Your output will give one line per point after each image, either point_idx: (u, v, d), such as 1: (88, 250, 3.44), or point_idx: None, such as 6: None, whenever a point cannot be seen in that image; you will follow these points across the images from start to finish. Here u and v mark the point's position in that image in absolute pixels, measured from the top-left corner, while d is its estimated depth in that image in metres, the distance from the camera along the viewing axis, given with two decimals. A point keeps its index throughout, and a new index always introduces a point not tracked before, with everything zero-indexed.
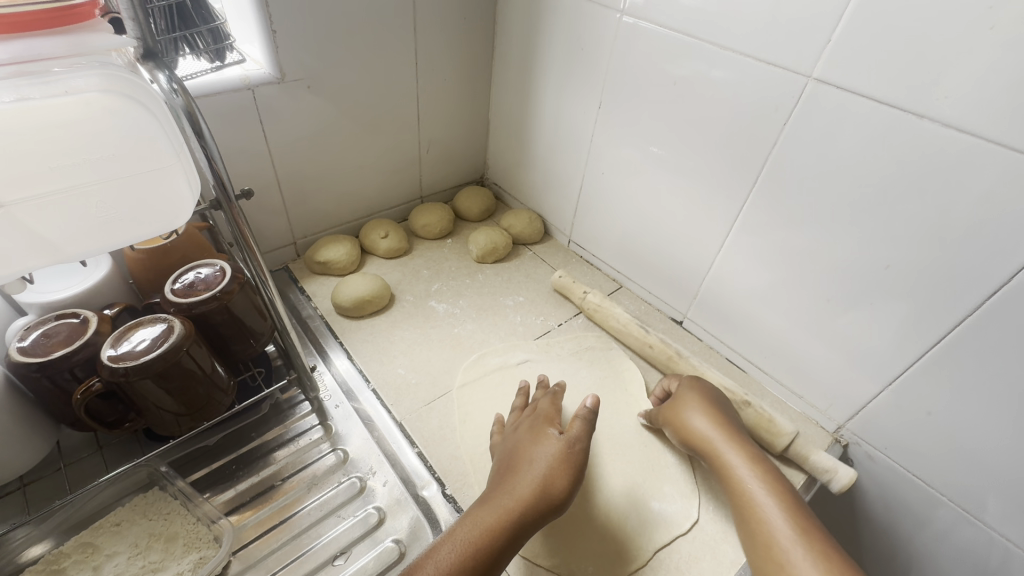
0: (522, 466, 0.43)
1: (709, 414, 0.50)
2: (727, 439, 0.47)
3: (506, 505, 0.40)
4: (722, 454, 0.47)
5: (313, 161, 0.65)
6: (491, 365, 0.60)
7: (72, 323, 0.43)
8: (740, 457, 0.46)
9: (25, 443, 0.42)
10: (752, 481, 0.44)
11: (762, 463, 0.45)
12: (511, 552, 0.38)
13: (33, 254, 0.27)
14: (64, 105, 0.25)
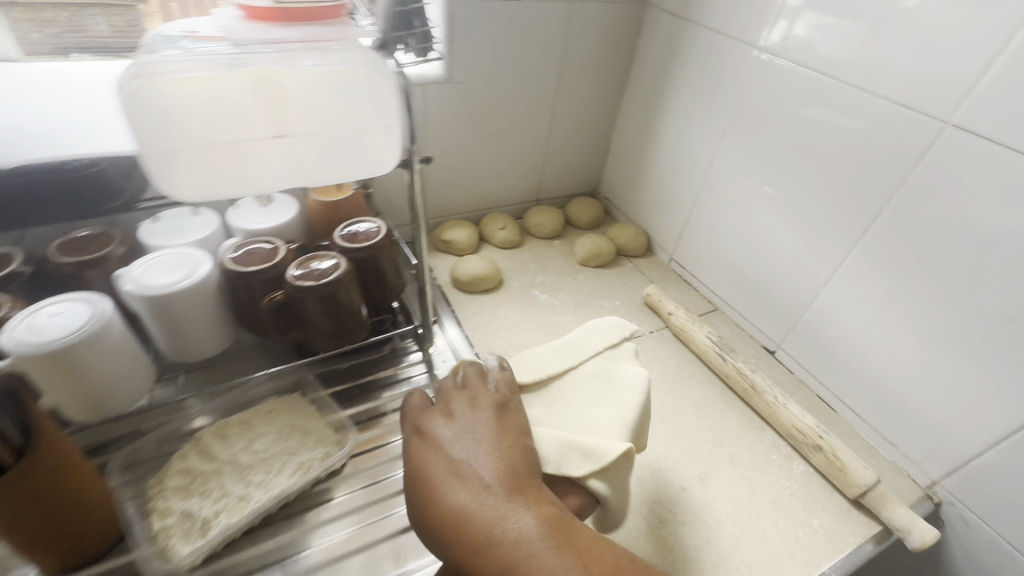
0: (452, 497, 0.37)
1: (448, 467, 0.38)
2: (454, 481, 0.38)
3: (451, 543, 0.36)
4: (448, 513, 0.36)
5: (455, 154, 0.75)
6: (589, 350, 0.51)
7: (267, 247, 0.54)
8: (471, 491, 0.37)
9: (219, 333, 0.54)
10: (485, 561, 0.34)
11: (482, 521, 0.35)
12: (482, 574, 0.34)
13: (290, 176, 0.36)
14: (335, 70, 0.34)
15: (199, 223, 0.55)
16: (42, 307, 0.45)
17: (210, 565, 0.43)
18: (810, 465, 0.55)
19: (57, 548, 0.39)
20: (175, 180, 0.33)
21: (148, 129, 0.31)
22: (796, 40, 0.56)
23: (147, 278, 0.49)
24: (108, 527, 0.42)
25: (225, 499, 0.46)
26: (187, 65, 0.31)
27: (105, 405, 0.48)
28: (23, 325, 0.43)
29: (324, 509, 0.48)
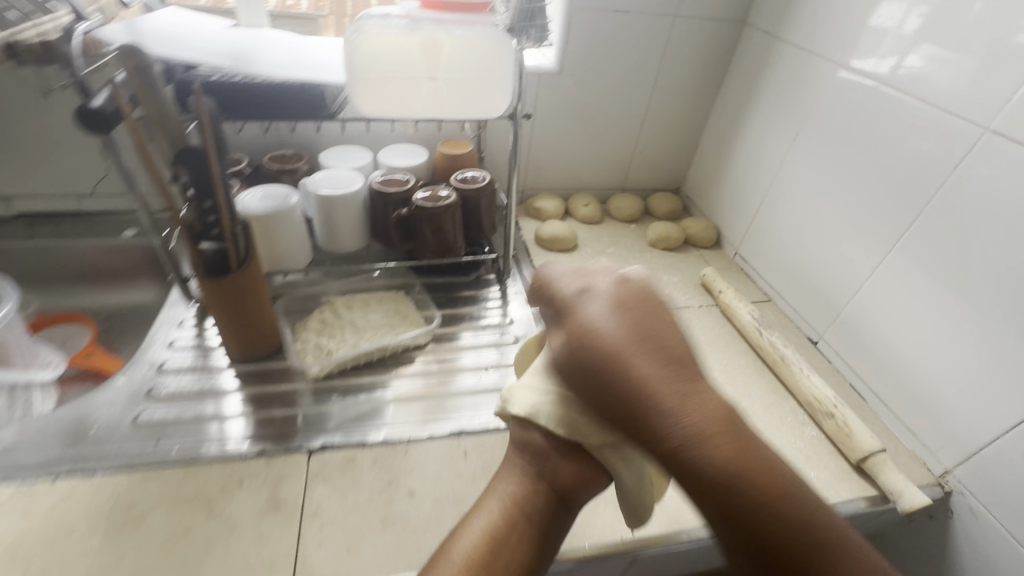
0: (623, 360, 0.35)
1: (627, 324, 0.37)
2: (625, 348, 0.36)
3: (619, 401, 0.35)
4: (617, 372, 0.35)
5: (556, 136, 0.90)
6: None
7: (402, 178, 0.72)
8: (645, 361, 0.35)
9: (357, 236, 0.73)
10: (660, 403, 0.33)
11: (655, 389, 0.34)
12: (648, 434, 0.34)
13: (432, 110, 0.54)
14: (474, 40, 0.51)
15: (358, 155, 0.75)
16: (255, 190, 0.66)
17: (328, 381, 0.60)
18: (823, 432, 0.60)
19: (244, 338, 0.59)
20: (363, 99, 0.51)
21: (355, 64, 0.49)
22: (907, 70, 0.59)
23: (321, 184, 0.69)
24: (271, 339, 0.62)
25: (343, 342, 0.63)
26: (384, 27, 0.48)
27: (279, 265, 0.68)
28: (245, 198, 0.65)
29: (407, 368, 0.63)
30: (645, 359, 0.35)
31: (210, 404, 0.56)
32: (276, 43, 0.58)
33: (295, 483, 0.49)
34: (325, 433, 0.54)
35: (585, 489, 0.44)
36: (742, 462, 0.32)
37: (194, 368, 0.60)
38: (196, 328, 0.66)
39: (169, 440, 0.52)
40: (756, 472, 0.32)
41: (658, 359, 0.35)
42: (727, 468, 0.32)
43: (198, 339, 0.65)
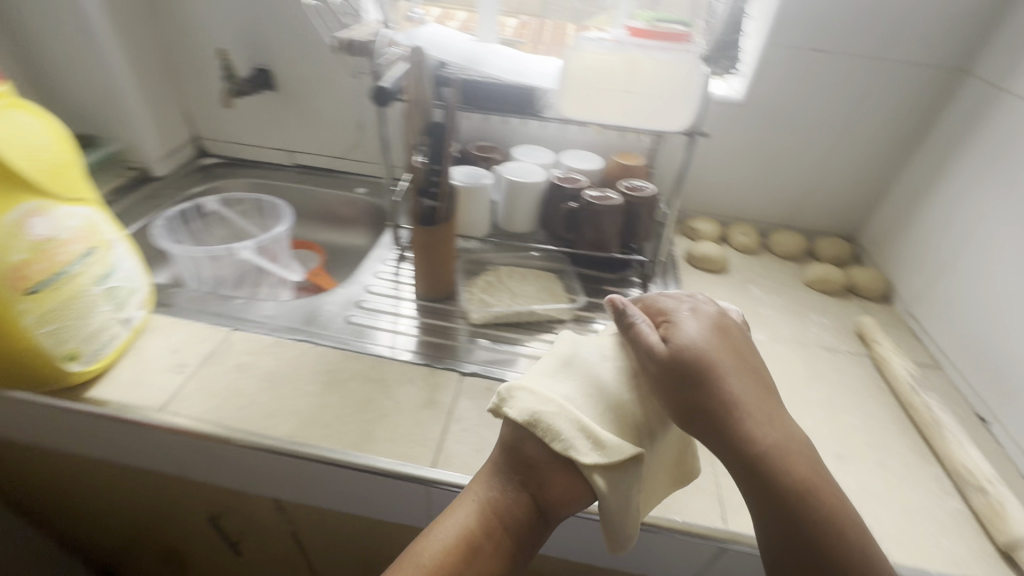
0: (712, 378, 0.43)
1: (725, 355, 0.44)
2: (718, 371, 0.43)
3: (698, 408, 0.42)
4: (706, 387, 0.42)
5: (727, 164, 0.93)
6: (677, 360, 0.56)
7: (576, 178, 0.83)
8: (732, 383, 0.43)
9: (529, 220, 0.85)
10: (750, 428, 0.41)
11: (736, 407, 0.42)
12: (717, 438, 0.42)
13: (619, 119, 0.64)
14: (669, 64, 0.59)
15: (543, 154, 0.87)
16: (461, 169, 0.83)
17: (483, 328, 0.73)
18: (969, 508, 0.55)
19: (429, 279, 0.74)
20: (565, 105, 0.63)
21: (566, 75, 0.61)
22: None
23: (510, 172, 0.83)
24: (447, 285, 0.76)
25: (501, 301, 0.76)
26: (595, 47, 0.59)
27: (464, 230, 0.83)
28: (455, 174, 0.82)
29: (547, 334, 0.73)
30: (739, 389, 0.43)
31: (396, 322, 0.73)
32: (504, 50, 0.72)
33: (446, 393, 0.61)
34: (474, 364, 0.66)
35: (564, 505, 0.45)
36: (808, 483, 0.41)
37: (390, 294, 0.78)
38: (395, 266, 0.84)
39: (366, 338, 0.69)
40: (821, 492, 0.41)
41: (746, 390, 0.43)
42: (783, 473, 0.41)
43: (393, 274, 0.83)
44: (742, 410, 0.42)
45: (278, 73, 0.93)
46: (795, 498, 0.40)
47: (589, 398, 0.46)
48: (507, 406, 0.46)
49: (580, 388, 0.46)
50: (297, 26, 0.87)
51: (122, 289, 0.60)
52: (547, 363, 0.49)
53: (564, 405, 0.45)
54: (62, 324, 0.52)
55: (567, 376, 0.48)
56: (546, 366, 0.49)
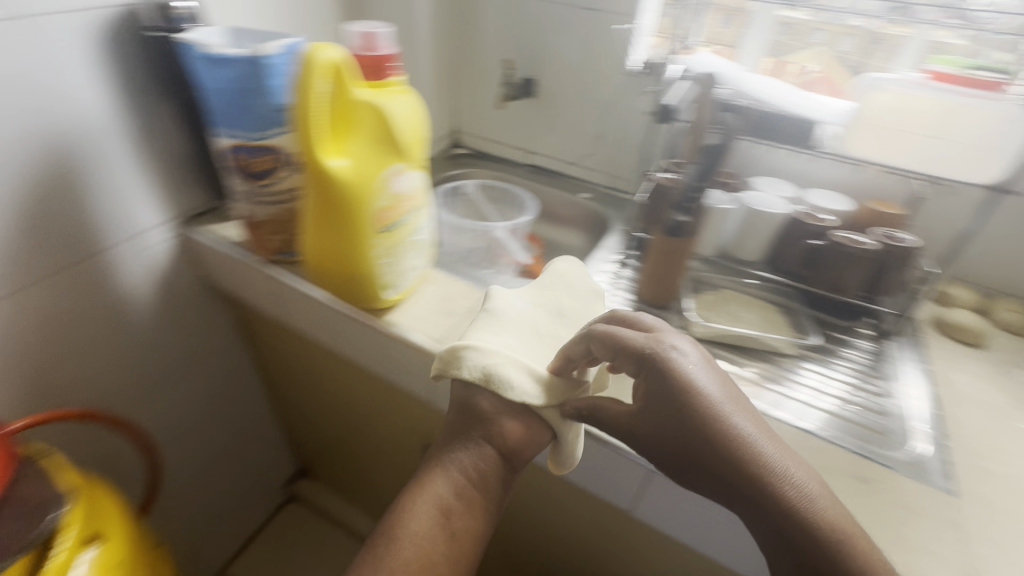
0: (684, 430, 0.48)
1: (658, 414, 0.49)
2: (691, 424, 0.48)
3: (678, 455, 0.49)
4: (685, 437, 0.48)
5: (1008, 228, 0.82)
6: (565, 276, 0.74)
7: (823, 217, 0.79)
8: (712, 431, 0.47)
9: (761, 249, 0.86)
10: (737, 473, 0.47)
11: (719, 458, 0.47)
12: (701, 478, 0.49)
13: (915, 160, 0.67)
14: (989, 112, 0.61)
15: (788, 187, 0.86)
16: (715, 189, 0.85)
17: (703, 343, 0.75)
18: None
19: (655, 286, 0.79)
20: (858, 142, 0.69)
21: (866, 111, 0.67)
22: None
23: (751, 200, 0.83)
24: (670, 296, 0.80)
25: (725, 321, 0.78)
26: (905, 87, 0.64)
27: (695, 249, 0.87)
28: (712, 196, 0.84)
29: (772, 364, 0.73)
30: (702, 436, 0.47)
31: None
32: (780, 87, 0.75)
33: None
34: None
35: (523, 449, 0.55)
36: (803, 507, 0.46)
37: (613, 293, 0.84)
38: (617, 269, 0.90)
39: None
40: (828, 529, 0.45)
41: (700, 438, 0.47)
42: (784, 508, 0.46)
43: (614, 276, 0.89)
44: (731, 459, 0.47)
45: (541, 83, 1.05)
46: (784, 523, 0.45)
47: (522, 339, 0.62)
48: (462, 364, 0.55)
49: (509, 332, 0.61)
50: (569, 46, 0.99)
51: (423, 243, 0.74)
52: (488, 322, 0.62)
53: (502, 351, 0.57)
54: (394, 260, 0.68)
55: (506, 332, 0.61)
56: (482, 324, 0.61)
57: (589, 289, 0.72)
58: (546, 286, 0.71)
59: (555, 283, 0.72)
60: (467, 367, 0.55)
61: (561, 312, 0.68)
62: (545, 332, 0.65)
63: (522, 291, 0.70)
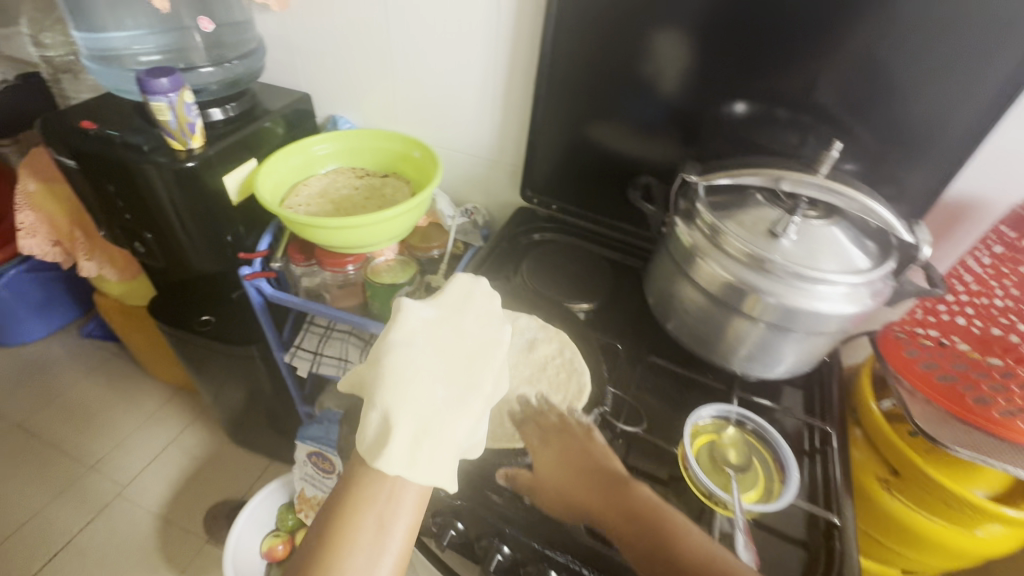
0: (578, 473, 0.53)
1: (559, 455, 0.56)
2: (551, 431, 0.58)
3: (602, 516, 0.51)
4: (591, 496, 0.52)
5: None
6: (483, 303, 0.62)
7: None
8: (554, 435, 0.57)
9: None
10: (605, 482, 0.52)
11: (593, 478, 0.53)
12: (608, 522, 0.50)
13: None
14: None
15: None
16: None
17: None
18: None
19: None
20: None
21: None
22: None
23: None
24: None
25: None
26: None
27: None
28: None
29: None
30: (551, 437, 0.57)
31: None
32: None
33: None
34: None
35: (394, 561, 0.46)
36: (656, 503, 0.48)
37: None
38: None
39: None
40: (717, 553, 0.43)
41: (568, 441, 0.56)
42: (679, 533, 0.45)
43: None
44: (612, 491, 0.51)
45: None
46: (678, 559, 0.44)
47: (430, 345, 0.55)
48: (362, 436, 0.48)
49: (415, 360, 0.53)
50: None
51: None
52: (385, 371, 0.51)
53: (396, 414, 0.49)
54: None
55: (411, 377, 0.51)
56: (374, 371, 0.52)
57: (484, 291, 0.64)
58: (445, 299, 0.62)
59: (463, 302, 0.62)
60: (364, 445, 0.48)
61: (462, 315, 0.60)
62: (447, 349, 0.56)
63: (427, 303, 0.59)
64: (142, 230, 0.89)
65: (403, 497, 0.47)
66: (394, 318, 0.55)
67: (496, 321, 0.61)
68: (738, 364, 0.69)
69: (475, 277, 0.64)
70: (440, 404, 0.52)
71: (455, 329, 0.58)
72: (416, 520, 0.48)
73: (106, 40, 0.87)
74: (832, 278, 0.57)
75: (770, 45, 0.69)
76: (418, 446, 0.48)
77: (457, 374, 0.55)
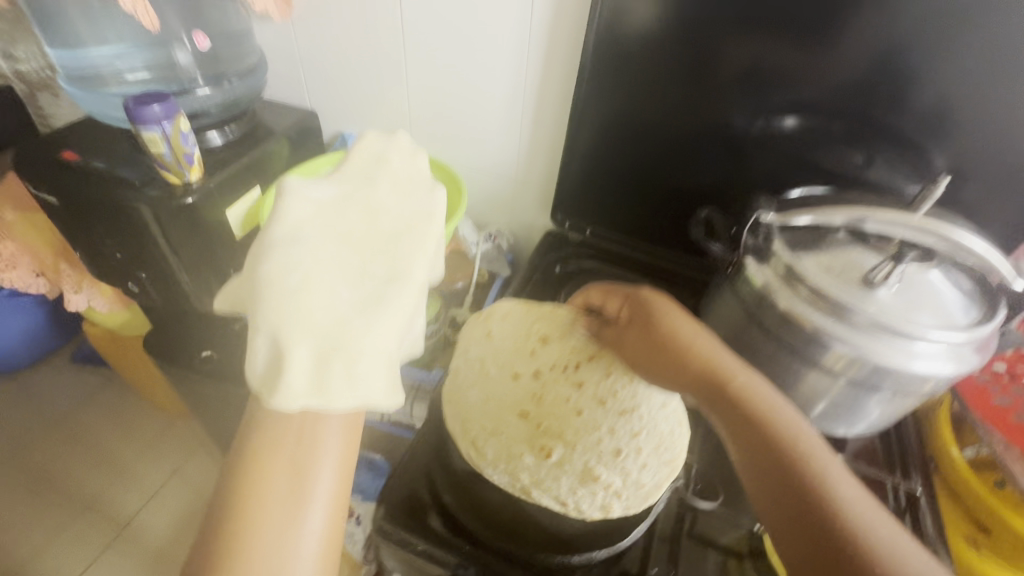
0: (681, 348, 0.48)
1: (650, 336, 0.51)
2: (642, 303, 0.54)
3: (703, 398, 0.45)
4: (694, 369, 0.47)
5: None
6: (389, 176, 0.51)
7: None
8: (648, 305, 0.53)
9: None
10: (708, 360, 0.47)
11: (698, 357, 0.47)
12: (714, 407, 0.44)
13: None
14: None
15: None
16: None
17: None
18: None
19: None
20: None
21: None
22: None
23: None
24: None
25: None
26: None
27: None
28: None
29: None
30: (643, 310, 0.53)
31: None
32: None
33: None
34: None
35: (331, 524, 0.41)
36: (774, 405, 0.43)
37: None
38: None
39: None
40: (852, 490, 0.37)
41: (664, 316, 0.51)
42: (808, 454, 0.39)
43: None
44: (721, 376, 0.45)
45: None
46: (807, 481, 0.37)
47: (331, 237, 0.45)
48: (252, 370, 0.40)
49: (311, 258, 0.42)
50: None
51: None
52: (266, 280, 0.41)
53: (293, 337, 0.40)
54: None
55: (305, 282, 0.41)
56: (253, 283, 0.41)
57: (401, 161, 0.53)
58: (346, 176, 0.50)
59: (367, 176, 0.50)
60: (255, 379, 0.40)
61: (370, 194, 0.49)
62: (352, 238, 0.46)
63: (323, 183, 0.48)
64: (135, 269, 0.80)
65: (322, 434, 0.42)
66: (274, 209, 0.43)
67: (420, 193, 0.51)
68: (815, 421, 0.62)
69: (389, 144, 0.53)
70: (349, 310, 0.43)
71: (359, 205, 0.48)
72: (347, 449, 0.44)
73: (87, 57, 0.77)
74: (936, 336, 0.50)
75: (833, 53, 0.61)
76: (323, 369, 0.40)
77: (370, 266, 0.45)
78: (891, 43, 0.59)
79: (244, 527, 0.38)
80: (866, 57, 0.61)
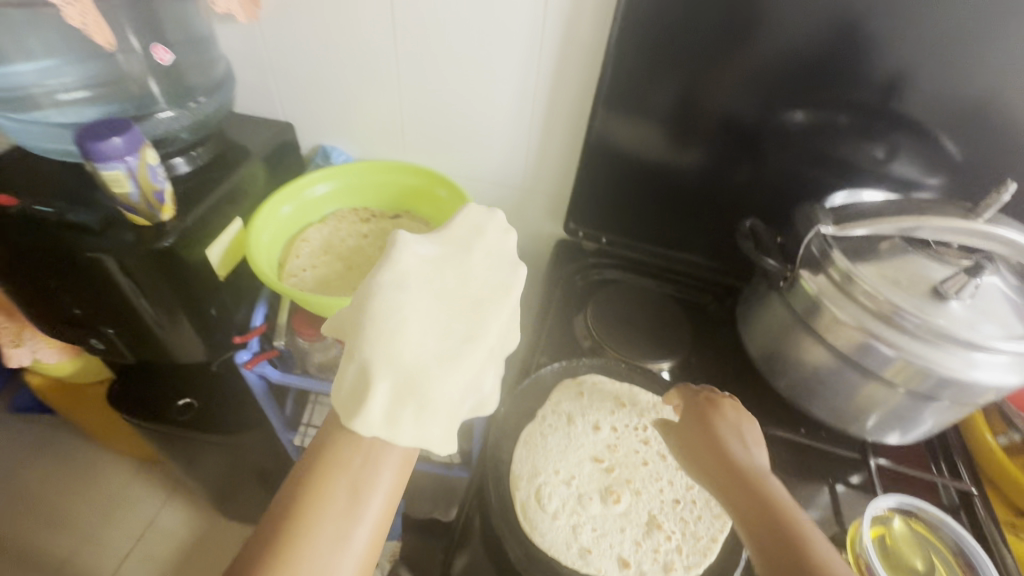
0: (726, 446, 0.49)
1: (703, 432, 0.51)
2: (705, 399, 0.55)
3: (727, 494, 0.45)
4: (734, 463, 0.47)
5: None
6: (491, 240, 0.49)
7: None
8: (711, 402, 0.54)
9: None
10: (746, 461, 0.47)
11: (741, 458, 0.48)
12: (737, 499, 0.44)
13: None
14: None
15: None
16: None
17: None
18: None
19: None
20: None
21: None
22: None
23: None
24: None
25: None
26: None
27: None
28: None
29: None
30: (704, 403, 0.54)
31: None
32: None
33: None
34: None
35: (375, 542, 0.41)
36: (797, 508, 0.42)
37: None
38: None
39: None
40: None
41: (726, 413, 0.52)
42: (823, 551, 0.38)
43: None
44: (753, 477, 0.45)
45: None
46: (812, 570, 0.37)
47: (427, 288, 0.44)
48: (340, 388, 0.41)
49: (408, 304, 0.42)
50: None
51: None
52: (369, 315, 0.41)
53: (381, 372, 0.39)
54: None
55: (400, 324, 0.41)
56: (358, 314, 0.42)
57: (499, 225, 0.51)
58: (450, 233, 0.49)
59: (472, 237, 0.49)
60: (341, 401, 0.40)
61: (469, 252, 0.48)
62: (451, 292, 0.45)
63: (432, 238, 0.47)
64: (101, 324, 0.68)
65: (384, 460, 0.42)
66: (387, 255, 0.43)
67: (510, 259, 0.49)
68: (869, 431, 0.61)
69: (490, 209, 0.51)
70: (433, 359, 0.41)
71: (462, 265, 0.46)
72: (401, 478, 0.43)
73: (13, 73, 0.63)
74: (1007, 347, 0.49)
75: (825, 38, 0.58)
76: (399, 411, 0.39)
77: (457, 319, 0.43)
78: (930, 39, 0.56)
79: (298, 541, 0.38)
80: (903, 57, 0.58)
